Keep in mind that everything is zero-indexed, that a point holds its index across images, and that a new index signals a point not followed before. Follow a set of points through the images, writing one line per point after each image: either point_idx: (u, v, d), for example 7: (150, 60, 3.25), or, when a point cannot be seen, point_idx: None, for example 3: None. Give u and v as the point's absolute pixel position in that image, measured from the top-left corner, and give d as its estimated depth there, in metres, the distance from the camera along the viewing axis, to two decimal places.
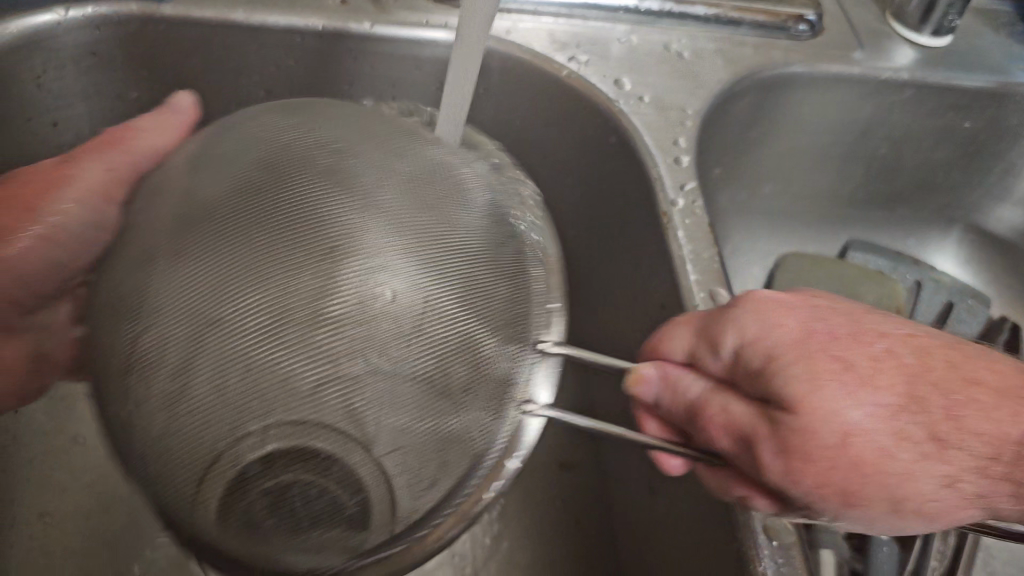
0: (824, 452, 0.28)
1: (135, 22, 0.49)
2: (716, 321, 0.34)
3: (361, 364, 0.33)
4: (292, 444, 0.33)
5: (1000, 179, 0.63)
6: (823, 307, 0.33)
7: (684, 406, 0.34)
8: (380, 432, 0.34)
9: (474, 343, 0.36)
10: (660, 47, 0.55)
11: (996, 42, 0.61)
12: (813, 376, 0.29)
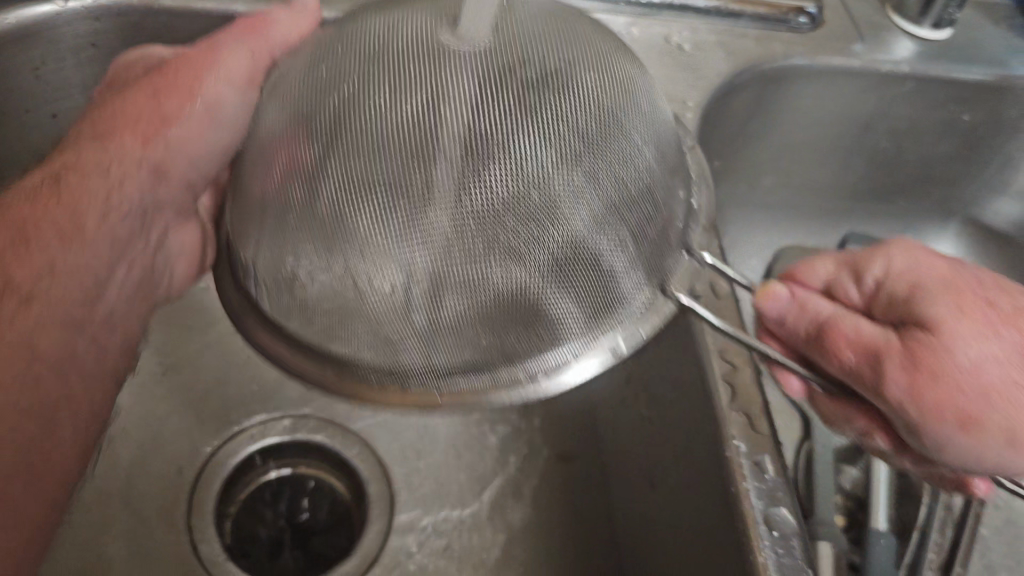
0: (963, 363, 0.34)
1: (136, 14, 0.48)
2: (856, 258, 0.41)
3: (483, 180, 0.33)
4: (380, 233, 0.33)
5: (1000, 172, 0.63)
6: (969, 284, 0.37)
7: (812, 322, 0.39)
8: (452, 251, 0.33)
9: (580, 203, 0.34)
10: (661, 40, 0.55)
11: (996, 35, 0.61)
12: (959, 305, 0.36)
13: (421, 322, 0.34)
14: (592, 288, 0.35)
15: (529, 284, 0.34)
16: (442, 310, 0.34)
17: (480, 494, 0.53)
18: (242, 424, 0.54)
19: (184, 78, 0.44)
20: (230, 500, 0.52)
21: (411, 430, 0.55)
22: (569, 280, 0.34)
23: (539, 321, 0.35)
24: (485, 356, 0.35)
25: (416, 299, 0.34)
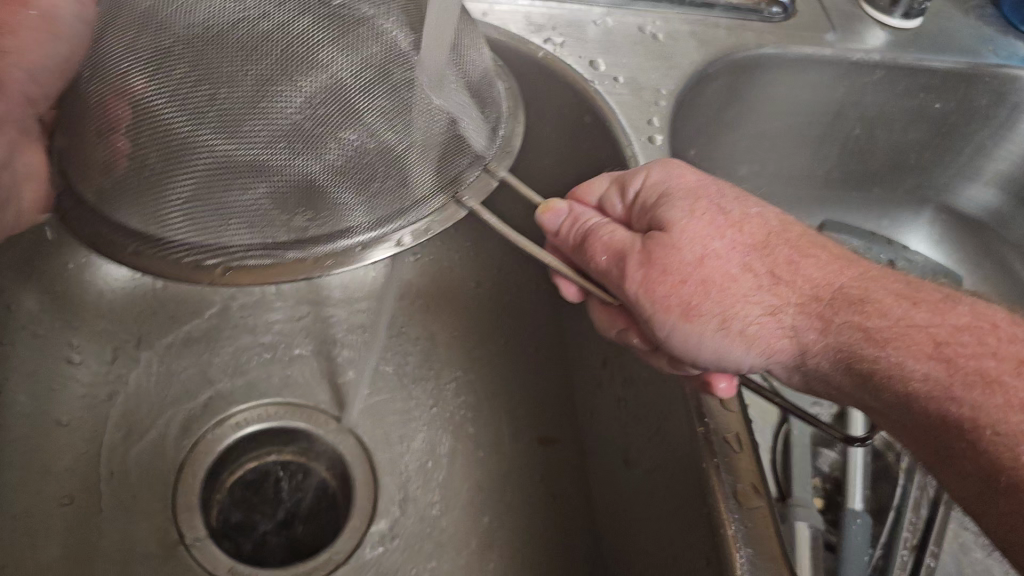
0: (687, 264, 0.37)
1: None
2: (628, 174, 0.43)
3: (283, 79, 0.35)
4: (186, 117, 0.34)
5: (971, 160, 0.64)
6: (708, 195, 0.40)
7: (580, 229, 0.41)
8: (251, 144, 0.35)
9: (370, 105, 0.37)
10: (634, 30, 0.56)
11: (965, 25, 0.62)
12: (692, 214, 0.39)
13: (213, 209, 0.36)
14: (378, 185, 0.37)
15: (315, 175, 0.36)
16: (236, 197, 0.36)
17: (461, 478, 0.54)
18: (229, 411, 0.55)
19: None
20: (215, 486, 0.53)
21: (393, 416, 0.56)
22: (367, 172, 0.37)
23: (325, 209, 0.37)
24: (277, 243, 0.37)
25: (212, 187, 0.35)
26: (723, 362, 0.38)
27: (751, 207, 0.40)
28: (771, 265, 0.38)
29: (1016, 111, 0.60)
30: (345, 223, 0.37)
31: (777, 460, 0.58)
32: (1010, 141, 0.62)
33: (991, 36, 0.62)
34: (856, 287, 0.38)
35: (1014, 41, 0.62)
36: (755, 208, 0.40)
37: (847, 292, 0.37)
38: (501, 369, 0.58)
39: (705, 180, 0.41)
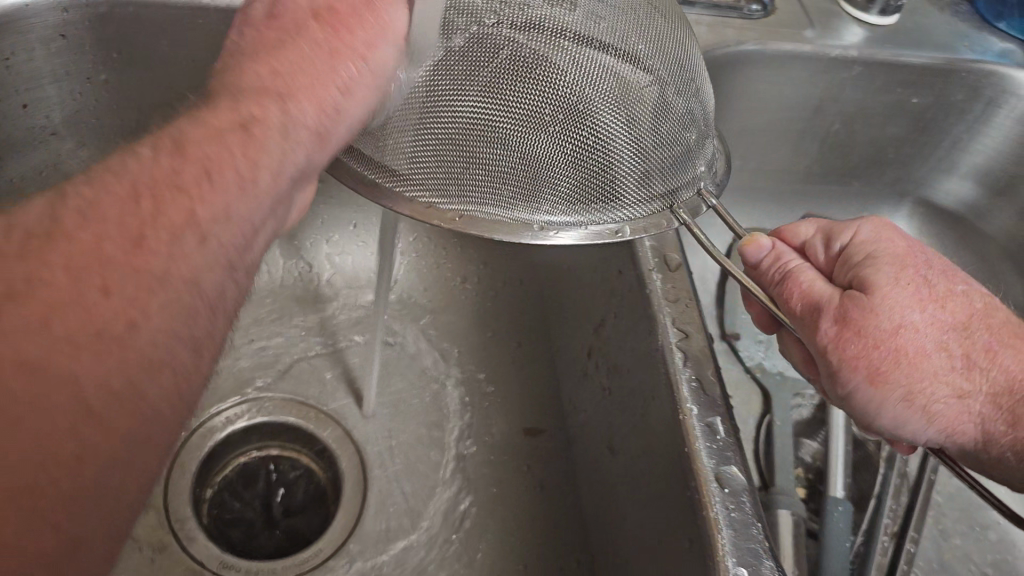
0: (880, 334, 0.37)
1: (102, 5, 0.49)
2: (831, 223, 0.43)
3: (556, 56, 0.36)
4: (448, 81, 0.36)
5: (948, 154, 0.65)
6: (918, 262, 0.39)
7: (778, 273, 0.40)
8: (511, 113, 0.36)
9: (625, 102, 0.37)
10: None
11: (941, 22, 0.63)
12: (896, 281, 0.38)
13: (449, 167, 0.37)
14: (603, 180, 0.38)
15: (550, 157, 0.37)
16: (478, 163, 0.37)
17: (451, 470, 0.55)
18: (218, 405, 0.55)
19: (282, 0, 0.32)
20: (207, 482, 0.53)
21: (383, 409, 0.57)
22: (591, 165, 0.37)
23: (546, 190, 0.37)
24: (496, 206, 0.37)
25: (461, 151, 0.36)
26: (900, 429, 0.38)
27: (965, 288, 0.40)
28: (968, 346, 0.38)
29: (991, 105, 0.61)
30: (561, 212, 0.38)
31: (759, 447, 0.59)
32: (985, 135, 0.63)
33: (966, 33, 0.63)
34: None
35: (988, 37, 0.63)
36: (961, 288, 0.39)
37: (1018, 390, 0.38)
38: (489, 363, 0.59)
39: (916, 247, 0.40)
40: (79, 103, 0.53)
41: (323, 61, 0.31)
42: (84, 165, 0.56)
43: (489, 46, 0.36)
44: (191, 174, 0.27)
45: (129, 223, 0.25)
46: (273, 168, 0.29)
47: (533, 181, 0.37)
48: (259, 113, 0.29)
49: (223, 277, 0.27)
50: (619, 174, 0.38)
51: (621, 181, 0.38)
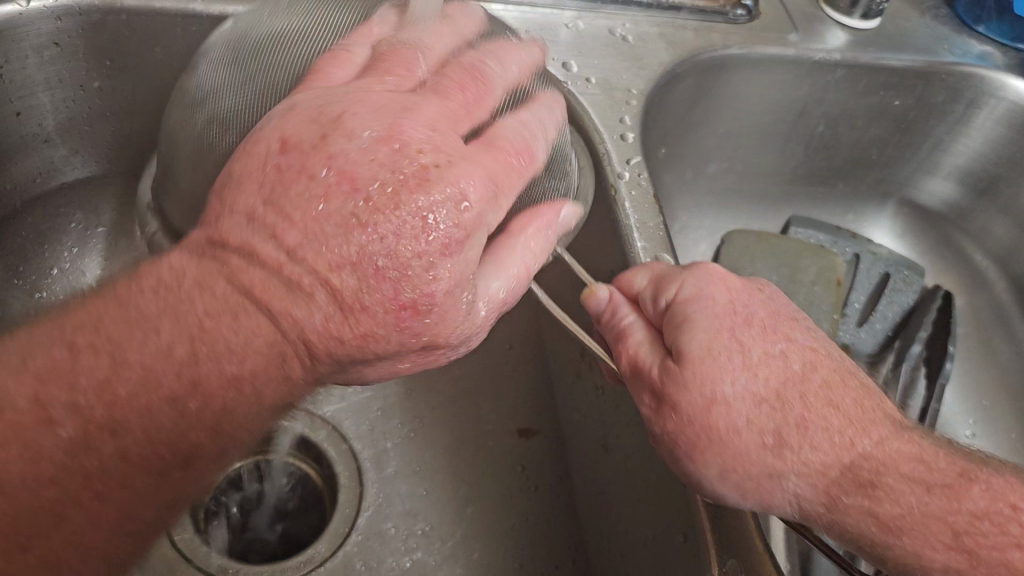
0: (690, 409, 0.35)
1: (95, 13, 0.49)
2: (666, 271, 0.41)
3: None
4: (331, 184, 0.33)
5: (930, 156, 0.66)
6: (735, 322, 0.37)
7: (615, 330, 0.40)
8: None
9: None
10: (605, 32, 0.58)
11: (921, 25, 0.64)
12: (708, 351, 0.36)
13: None
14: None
15: None
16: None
17: (444, 473, 0.55)
18: None
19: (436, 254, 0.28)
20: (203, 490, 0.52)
21: (376, 411, 0.57)
22: None
23: None
24: None
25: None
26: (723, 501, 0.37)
27: (788, 346, 0.37)
28: (781, 421, 0.35)
29: (971, 106, 0.62)
30: None
31: None
32: (965, 136, 0.64)
33: (946, 36, 0.64)
34: (869, 464, 0.35)
35: (968, 40, 0.64)
36: (782, 345, 0.37)
37: (845, 465, 0.35)
38: (482, 364, 0.60)
39: (737, 305, 0.38)
40: (72, 110, 0.53)
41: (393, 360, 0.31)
42: (77, 172, 0.56)
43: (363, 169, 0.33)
44: (203, 452, 0.31)
45: (132, 489, 0.30)
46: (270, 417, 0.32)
47: None
48: (296, 392, 0.31)
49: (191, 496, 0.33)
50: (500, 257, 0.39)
51: None
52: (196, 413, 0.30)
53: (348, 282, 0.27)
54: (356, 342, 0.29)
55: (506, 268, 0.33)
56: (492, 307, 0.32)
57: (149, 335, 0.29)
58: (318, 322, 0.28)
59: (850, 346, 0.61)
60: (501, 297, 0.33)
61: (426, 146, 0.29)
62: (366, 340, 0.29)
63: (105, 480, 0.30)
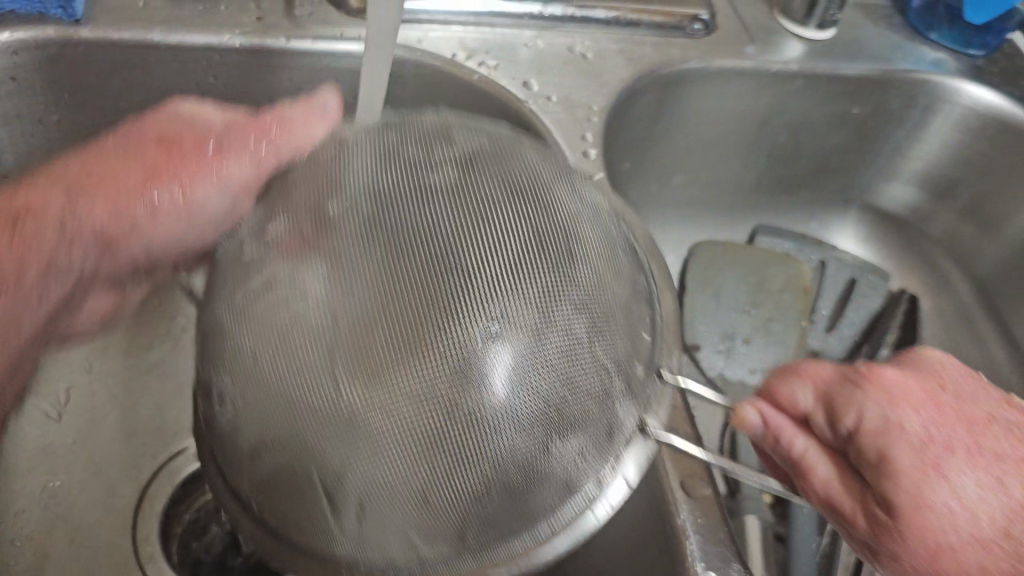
0: (912, 559, 0.32)
1: (52, 47, 0.49)
2: (833, 386, 0.36)
3: (531, 327, 0.33)
4: (416, 412, 0.33)
5: (889, 161, 0.67)
6: (933, 452, 0.33)
7: (786, 458, 0.37)
8: (423, 386, 0.32)
9: (555, 423, 0.34)
10: (564, 50, 0.59)
11: (875, 33, 0.65)
12: (918, 500, 0.32)
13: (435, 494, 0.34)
14: (495, 491, 0.34)
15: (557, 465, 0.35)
16: (331, 466, 0.33)
17: None
18: (188, 441, 0.55)
19: (152, 121, 0.47)
20: (174, 520, 0.52)
21: None
22: (589, 441, 0.35)
23: (559, 490, 0.35)
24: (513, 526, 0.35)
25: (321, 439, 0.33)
26: None
27: (998, 467, 0.33)
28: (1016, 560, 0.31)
29: (927, 111, 0.64)
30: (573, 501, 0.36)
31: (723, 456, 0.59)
32: (923, 140, 0.65)
33: (900, 44, 0.65)
34: None
35: (922, 48, 0.65)
36: (992, 467, 0.33)
37: None
38: None
39: (928, 430, 0.33)
40: (32, 145, 0.53)
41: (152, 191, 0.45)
42: None
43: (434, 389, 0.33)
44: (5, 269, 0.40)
45: None
46: (66, 249, 0.43)
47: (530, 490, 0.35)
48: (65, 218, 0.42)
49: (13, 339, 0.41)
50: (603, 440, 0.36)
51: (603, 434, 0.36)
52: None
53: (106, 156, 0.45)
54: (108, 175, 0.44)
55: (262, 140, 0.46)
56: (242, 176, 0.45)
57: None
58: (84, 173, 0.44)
59: (821, 352, 0.63)
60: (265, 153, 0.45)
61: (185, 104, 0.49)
62: (101, 178, 0.44)
63: None
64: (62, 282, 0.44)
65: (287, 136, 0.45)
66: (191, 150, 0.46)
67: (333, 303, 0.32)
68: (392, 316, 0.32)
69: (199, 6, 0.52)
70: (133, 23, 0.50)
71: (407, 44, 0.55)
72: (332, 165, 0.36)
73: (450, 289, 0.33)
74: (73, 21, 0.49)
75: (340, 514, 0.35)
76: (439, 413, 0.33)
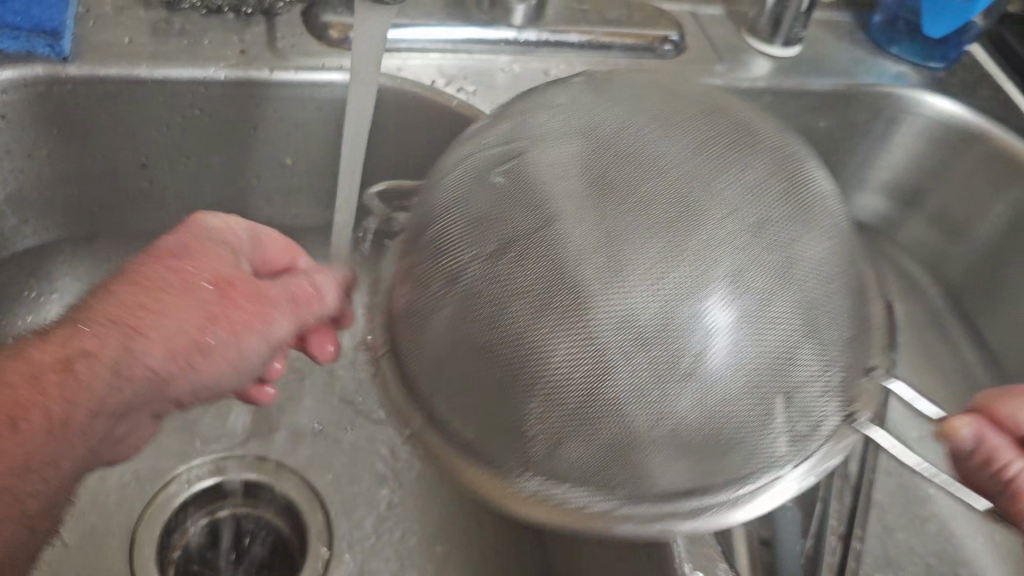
0: None
1: (41, 84, 0.50)
2: None
3: (779, 305, 0.34)
4: (624, 362, 0.34)
5: (857, 173, 0.70)
6: None
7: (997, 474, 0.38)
8: (654, 335, 0.33)
9: (769, 403, 0.34)
10: (540, 73, 0.60)
11: (839, 49, 0.68)
12: None
13: (627, 446, 0.34)
14: (676, 453, 0.34)
15: (763, 435, 0.35)
16: (522, 399, 0.35)
17: (414, 512, 0.56)
18: (178, 469, 0.55)
19: (200, 256, 0.42)
20: (170, 547, 0.53)
21: (342, 460, 0.58)
22: (792, 416, 0.35)
23: (755, 465, 0.36)
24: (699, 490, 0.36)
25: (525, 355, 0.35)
26: None
27: None
28: None
29: (891, 123, 0.66)
30: (760, 479, 0.36)
31: None
32: (889, 151, 0.67)
33: (863, 59, 0.67)
34: None
35: (884, 62, 0.67)
36: None
37: None
38: None
39: None
40: (20, 181, 0.53)
41: (197, 341, 0.40)
42: (27, 242, 0.57)
43: (646, 340, 0.33)
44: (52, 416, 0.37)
45: None
46: (105, 395, 0.38)
47: (730, 455, 0.35)
48: (112, 360, 0.38)
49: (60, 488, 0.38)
50: (808, 419, 0.36)
51: (809, 412, 0.36)
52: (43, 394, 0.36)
53: (136, 287, 0.39)
54: (143, 306, 0.39)
55: (291, 287, 0.45)
56: (282, 324, 0.43)
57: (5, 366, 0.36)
58: (114, 301, 0.39)
59: None
60: (295, 305, 0.44)
61: (215, 230, 0.45)
62: (139, 308, 0.39)
63: None
64: (99, 427, 0.39)
65: (314, 300, 0.46)
66: (229, 376, 0.42)
67: (563, 256, 0.34)
68: (607, 275, 0.34)
69: (184, 41, 0.54)
70: (120, 59, 0.52)
71: (388, 74, 0.56)
72: (605, 112, 0.38)
73: (668, 245, 0.34)
74: (60, 58, 0.50)
75: (528, 443, 0.36)
76: (651, 361, 0.33)
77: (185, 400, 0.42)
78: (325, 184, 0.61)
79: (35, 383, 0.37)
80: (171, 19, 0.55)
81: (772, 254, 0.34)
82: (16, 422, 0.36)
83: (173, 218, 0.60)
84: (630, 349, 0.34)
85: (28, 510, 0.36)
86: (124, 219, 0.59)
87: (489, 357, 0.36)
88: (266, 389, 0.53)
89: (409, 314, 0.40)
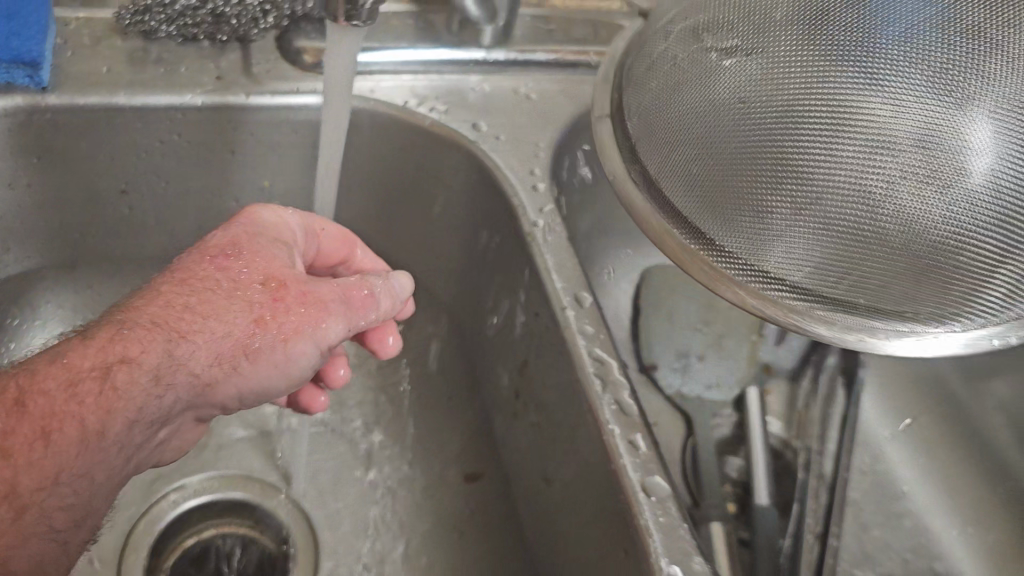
0: None
1: (20, 114, 0.51)
2: None
3: (975, 130, 0.38)
4: (839, 180, 0.40)
5: None
6: None
7: None
8: (913, 141, 0.38)
9: (999, 236, 0.39)
10: (510, 92, 0.62)
11: None
12: None
13: (865, 261, 0.41)
14: (915, 278, 0.41)
15: (985, 270, 0.40)
16: (738, 217, 0.43)
17: (400, 522, 0.57)
18: (164, 488, 0.56)
19: (251, 255, 0.45)
20: (158, 568, 0.53)
21: (326, 475, 0.59)
22: (1005, 256, 0.39)
23: (956, 300, 0.41)
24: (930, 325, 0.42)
25: (782, 149, 0.41)
26: None
27: None
28: None
29: None
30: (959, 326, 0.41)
31: (688, 469, 0.63)
32: None
33: None
34: None
35: None
36: None
37: None
38: (421, 415, 0.62)
39: None
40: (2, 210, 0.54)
41: (245, 342, 0.42)
42: (10, 269, 0.57)
43: (922, 169, 0.38)
44: (92, 423, 0.37)
45: (18, 467, 0.35)
46: (150, 403, 0.39)
47: (941, 277, 0.40)
48: (156, 366, 0.39)
49: (88, 500, 0.38)
50: (1021, 280, 0.40)
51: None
52: (86, 401, 0.37)
53: (186, 289, 0.42)
54: (188, 307, 0.41)
55: (343, 290, 0.47)
56: (334, 328, 0.45)
57: (47, 370, 0.38)
58: (164, 303, 0.41)
59: (771, 364, 0.70)
60: (347, 308, 0.46)
61: (277, 230, 0.48)
62: (183, 307, 0.41)
63: (16, 474, 0.35)
64: (142, 434, 0.40)
65: (365, 305, 0.47)
66: (278, 376, 0.45)
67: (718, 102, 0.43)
68: (835, 106, 0.40)
69: (162, 69, 0.55)
70: (99, 88, 0.53)
71: (361, 96, 0.58)
72: None
73: (842, 86, 0.40)
74: (39, 88, 0.51)
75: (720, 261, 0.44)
76: (917, 173, 0.39)
77: (232, 402, 0.45)
78: (304, 205, 0.62)
79: (72, 391, 0.37)
80: (147, 48, 0.56)
81: (941, 99, 0.38)
82: (49, 433, 0.36)
83: (152, 242, 0.61)
84: (881, 164, 0.39)
85: (55, 523, 0.37)
86: (105, 244, 0.60)
87: (738, 180, 0.42)
88: (319, 396, 0.57)
89: (691, 124, 0.43)
